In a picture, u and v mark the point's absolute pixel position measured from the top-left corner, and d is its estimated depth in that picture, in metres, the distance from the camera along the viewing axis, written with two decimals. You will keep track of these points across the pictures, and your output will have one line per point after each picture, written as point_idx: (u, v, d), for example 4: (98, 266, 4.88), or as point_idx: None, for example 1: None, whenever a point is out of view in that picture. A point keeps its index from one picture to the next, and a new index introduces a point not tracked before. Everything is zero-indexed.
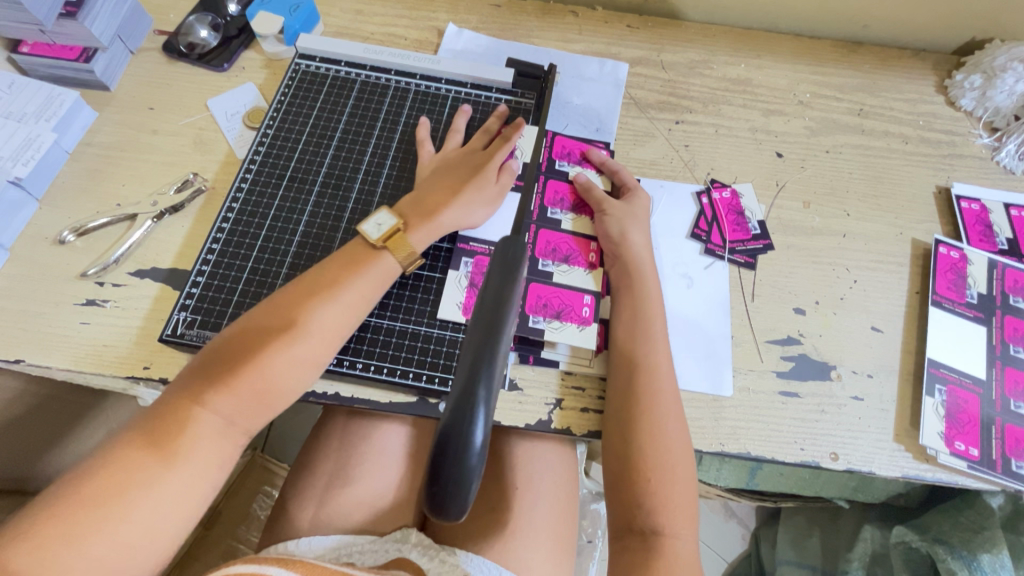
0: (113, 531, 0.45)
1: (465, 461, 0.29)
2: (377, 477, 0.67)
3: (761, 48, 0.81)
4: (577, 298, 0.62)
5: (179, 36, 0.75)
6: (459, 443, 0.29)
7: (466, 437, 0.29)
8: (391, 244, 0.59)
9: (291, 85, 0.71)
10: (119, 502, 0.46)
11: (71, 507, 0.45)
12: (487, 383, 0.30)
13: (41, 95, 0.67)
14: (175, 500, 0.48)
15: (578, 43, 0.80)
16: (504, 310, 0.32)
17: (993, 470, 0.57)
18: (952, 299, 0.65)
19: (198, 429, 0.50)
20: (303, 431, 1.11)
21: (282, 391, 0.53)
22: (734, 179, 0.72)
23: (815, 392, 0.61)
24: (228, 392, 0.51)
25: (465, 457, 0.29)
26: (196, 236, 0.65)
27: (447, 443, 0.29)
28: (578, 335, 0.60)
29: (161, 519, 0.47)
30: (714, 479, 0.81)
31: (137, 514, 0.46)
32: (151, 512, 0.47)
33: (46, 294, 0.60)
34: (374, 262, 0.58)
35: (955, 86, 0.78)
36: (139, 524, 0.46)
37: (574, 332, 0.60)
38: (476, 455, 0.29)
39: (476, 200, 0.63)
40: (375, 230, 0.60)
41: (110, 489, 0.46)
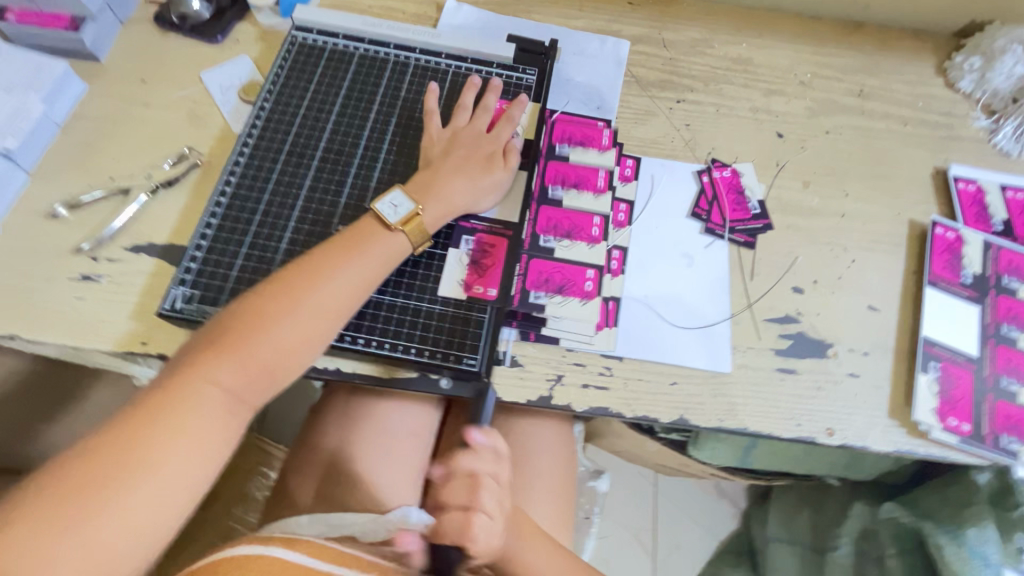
0: (120, 509, 0.45)
1: None
2: (380, 454, 0.67)
3: (762, 27, 0.81)
4: (580, 272, 0.62)
5: (171, 6, 0.73)
6: None
7: None
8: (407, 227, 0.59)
9: (287, 58, 0.70)
10: (124, 480, 0.46)
11: (73, 485, 0.44)
12: None
13: (30, 65, 0.66)
14: (178, 479, 0.48)
15: (579, 20, 0.79)
16: None
17: (984, 445, 0.59)
18: (948, 279, 0.65)
19: (205, 402, 0.50)
20: (300, 411, 1.11)
21: (289, 365, 0.54)
22: (734, 159, 0.72)
23: (811, 370, 0.62)
24: (233, 362, 0.51)
25: None
26: (193, 211, 0.64)
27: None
28: (581, 309, 0.60)
29: (167, 497, 0.47)
30: (710, 457, 0.80)
31: (143, 492, 0.46)
32: (157, 489, 0.47)
33: (39, 268, 0.59)
34: (380, 237, 0.58)
35: (955, 68, 0.78)
36: (145, 501, 0.46)
37: (576, 306, 0.60)
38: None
39: (483, 181, 0.63)
40: (392, 212, 0.59)
41: (113, 468, 0.46)
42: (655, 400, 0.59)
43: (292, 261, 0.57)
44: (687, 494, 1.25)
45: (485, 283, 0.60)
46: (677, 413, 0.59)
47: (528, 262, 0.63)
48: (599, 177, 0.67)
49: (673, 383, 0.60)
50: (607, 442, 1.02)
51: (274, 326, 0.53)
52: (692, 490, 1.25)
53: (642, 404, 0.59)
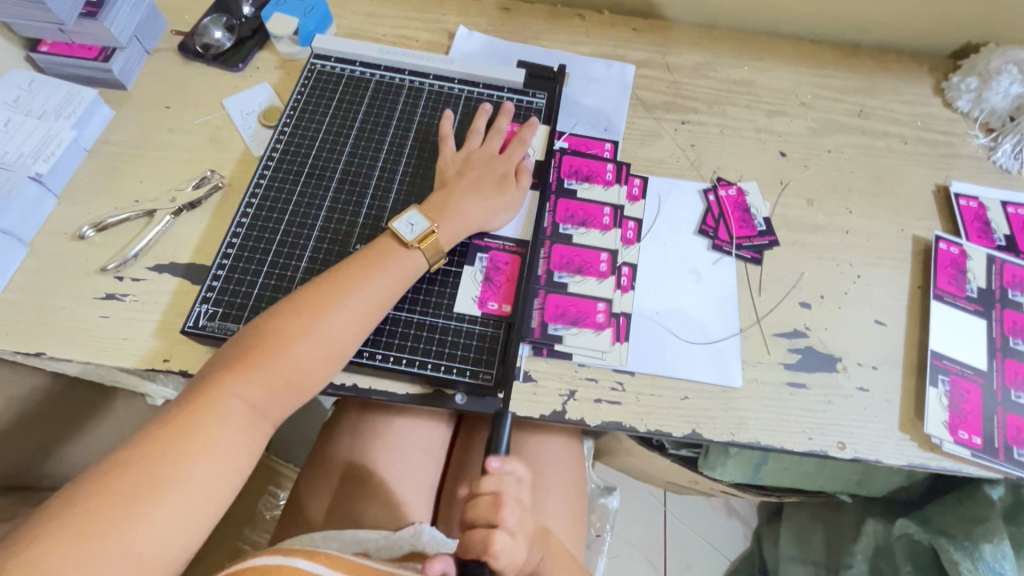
0: (148, 521, 0.46)
1: None
2: (394, 470, 0.68)
3: (762, 51, 0.83)
4: (593, 305, 0.63)
5: (195, 37, 0.76)
6: None
7: None
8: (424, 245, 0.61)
9: (306, 84, 0.72)
10: (151, 493, 0.47)
11: (103, 498, 0.45)
12: None
13: (60, 93, 0.68)
14: (205, 491, 0.49)
15: (585, 46, 0.82)
16: None
17: (996, 458, 0.59)
18: (953, 293, 0.66)
19: (230, 416, 0.52)
20: (310, 429, 1.12)
21: (310, 380, 0.55)
22: (739, 178, 0.73)
23: (821, 384, 0.62)
24: (253, 375, 0.53)
25: None
26: (215, 231, 0.66)
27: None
28: (596, 340, 0.62)
29: (191, 510, 0.48)
30: (720, 474, 0.81)
31: (169, 505, 0.47)
32: (182, 502, 0.47)
33: (66, 288, 0.61)
34: (399, 255, 0.60)
35: (952, 89, 0.80)
36: (172, 514, 0.47)
37: (591, 337, 0.62)
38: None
39: (497, 200, 0.65)
40: (408, 230, 0.61)
41: (142, 482, 0.47)
42: (667, 414, 0.60)
43: (314, 279, 0.59)
44: (697, 512, 1.24)
45: (498, 299, 0.62)
46: (689, 427, 0.60)
47: (545, 297, 0.63)
48: (605, 213, 0.68)
49: (685, 397, 0.61)
50: (616, 459, 1.02)
51: (295, 340, 0.54)
52: (702, 508, 1.24)
53: (654, 418, 0.60)
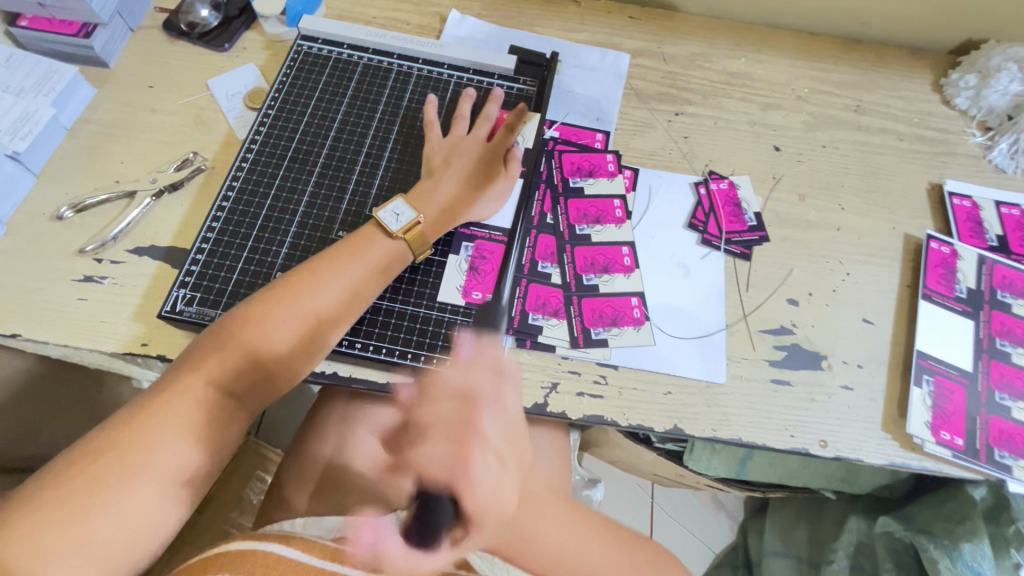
0: (124, 509, 0.46)
1: None
2: (374, 461, 0.68)
3: (761, 43, 0.82)
4: (626, 302, 0.63)
5: (180, 15, 0.74)
6: None
7: None
8: (409, 238, 0.61)
9: (292, 66, 0.71)
10: (127, 483, 0.46)
11: (79, 487, 0.45)
12: None
13: (40, 70, 0.67)
14: (182, 475, 0.49)
15: (580, 33, 0.80)
16: None
17: (977, 459, 0.59)
18: (942, 293, 0.66)
19: (201, 402, 0.51)
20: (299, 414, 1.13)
21: (288, 369, 0.54)
22: (731, 171, 0.72)
23: (805, 381, 0.62)
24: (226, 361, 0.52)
25: None
26: (196, 214, 0.65)
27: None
28: (636, 336, 0.62)
29: (167, 499, 0.48)
30: (706, 467, 0.80)
31: (143, 495, 0.47)
32: (155, 492, 0.47)
33: (43, 270, 0.60)
34: (385, 245, 0.60)
35: (950, 85, 0.79)
36: (146, 504, 0.47)
37: (632, 334, 0.62)
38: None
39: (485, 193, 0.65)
40: (393, 220, 0.61)
41: (116, 471, 0.46)
42: (649, 409, 0.60)
43: (296, 266, 0.58)
44: (683, 504, 1.25)
45: (484, 290, 0.62)
46: (672, 422, 0.59)
47: (579, 303, 0.63)
48: (616, 206, 0.68)
49: (668, 392, 0.61)
50: (603, 451, 1.04)
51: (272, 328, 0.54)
52: (688, 500, 1.25)
53: (636, 412, 0.60)
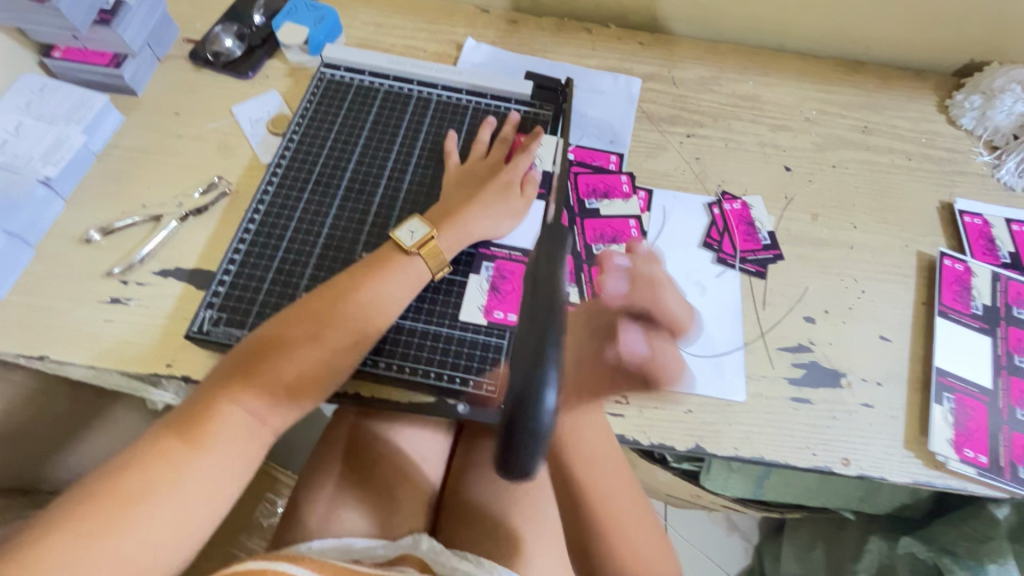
0: (149, 528, 0.46)
1: (538, 426, 0.30)
2: (392, 479, 0.68)
3: (768, 67, 0.84)
4: None
5: (206, 45, 0.77)
6: (530, 408, 0.30)
7: (540, 403, 0.30)
8: (425, 253, 0.61)
9: (315, 93, 0.73)
10: (153, 500, 0.46)
11: (103, 505, 0.45)
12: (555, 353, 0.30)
13: (72, 99, 0.69)
14: (206, 492, 0.49)
15: (592, 59, 0.83)
16: (556, 281, 0.33)
17: (1001, 477, 0.58)
18: (957, 310, 0.66)
19: (227, 424, 0.51)
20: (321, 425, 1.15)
21: (309, 390, 0.55)
22: (744, 192, 0.74)
23: (825, 399, 0.62)
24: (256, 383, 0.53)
25: (537, 420, 0.30)
26: (221, 237, 0.66)
27: (520, 408, 0.30)
28: None
29: (192, 517, 0.48)
30: (722, 487, 0.83)
31: (169, 513, 0.47)
32: (181, 510, 0.47)
33: (70, 292, 0.61)
34: (401, 264, 0.60)
35: (956, 106, 0.80)
36: (172, 521, 0.47)
37: None
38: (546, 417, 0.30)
39: (502, 212, 0.66)
40: (409, 237, 0.61)
41: (143, 488, 0.47)
42: (670, 428, 0.60)
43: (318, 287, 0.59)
44: (697, 525, 1.23)
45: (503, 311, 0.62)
46: (693, 440, 0.59)
47: None
48: (632, 226, 0.69)
49: (688, 411, 0.61)
50: None
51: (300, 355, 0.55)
52: (702, 521, 1.24)
53: (657, 431, 0.60)
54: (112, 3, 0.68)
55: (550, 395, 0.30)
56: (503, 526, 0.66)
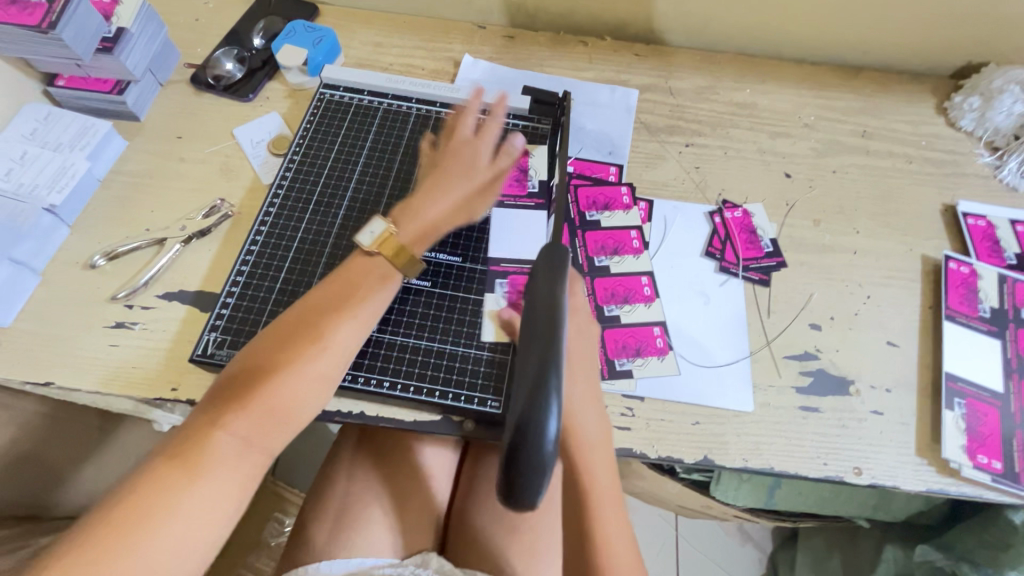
0: (139, 560, 0.44)
1: (544, 448, 0.35)
2: (400, 496, 0.68)
3: (765, 74, 0.84)
4: (649, 332, 0.64)
5: (207, 69, 0.78)
6: (535, 432, 0.34)
7: (543, 428, 0.35)
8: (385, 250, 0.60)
9: (315, 114, 0.74)
10: (142, 532, 0.44)
11: (94, 538, 0.43)
12: (557, 376, 0.35)
13: (76, 126, 0.70)
14: (200, 518, 0.47)
15: (588, 71, 0.83)
16: (558, 313, 0.38)
17: (1018, 483, 0.57)
18: (965, 313, 0.66)
19: (218, 450, 0.49)
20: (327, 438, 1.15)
21: (297, 410, 0.53)
22: (744, 200, 0.74)
23: (834, 407, 0.61)
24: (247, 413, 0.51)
25: (542, 445, 0.35)
26: (224, 259, 0.66)
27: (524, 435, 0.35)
28: (660, 366, 0.62)
29: (186, 545, 0.46)
30: (733, 498, 0.82)
31: (161, 543, 0.45)
32: (173, 539, 0.45)
33: (75, 318, 0.62)
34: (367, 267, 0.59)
35: (955, 108, 0.80)
36: (163, 552, 0.44)
37: (656, 364, 0.62)
38: (551, 442, 0.35)
39: (471, 193, 0.64)
40: (369, 238, 0.61)
41: (133, 518, 0.44)
42: (677, 440, 0.59)
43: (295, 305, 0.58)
44: (708, 535, 1.22)
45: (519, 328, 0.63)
46: (701, 453, 0.59)
47: (602, 334, 0.63)
48: (633, 237, 0.69)
49: (696, 422, 0.60)
50: (626, 482, 1.03)
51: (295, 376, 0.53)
52: (713, 531, 1.22)
53: (665, 444, 0.59)
54: (114, 31, 0.69)
55: (552, 424, 0.35)
56: (513, 543, 0.66)
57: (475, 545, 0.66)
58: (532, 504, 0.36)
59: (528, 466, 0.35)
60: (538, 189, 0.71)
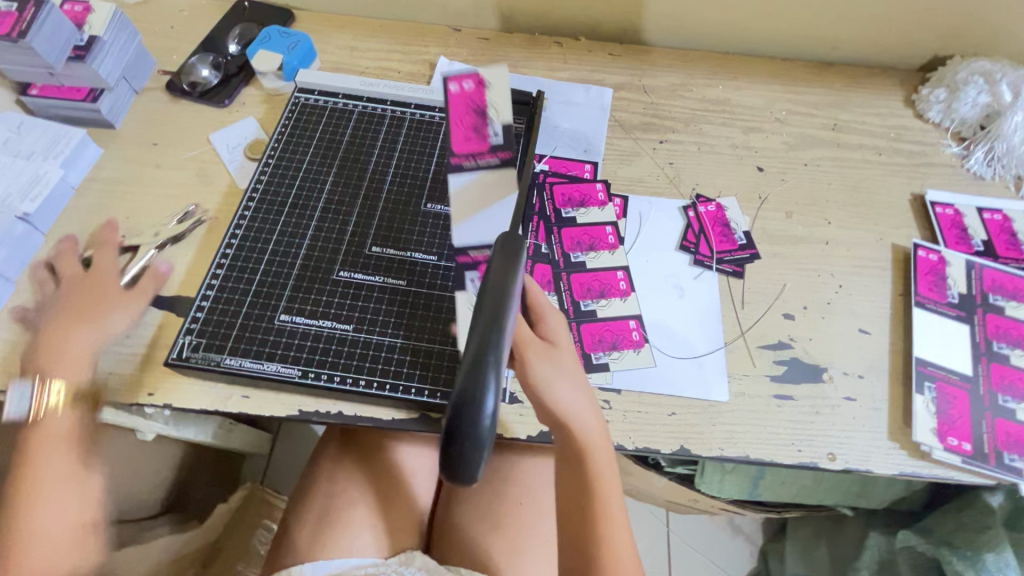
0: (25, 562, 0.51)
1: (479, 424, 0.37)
2: (385, 496, 0.68)
3: (737, 71, 0.86)
4: (625, 326, 0.65)
5: (181, 75, 0.78)
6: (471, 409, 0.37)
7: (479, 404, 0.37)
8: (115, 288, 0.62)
9: (291, 118, 0.74)
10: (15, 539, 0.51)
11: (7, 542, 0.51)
12: (494, 354, 0.38)
13: (50, 134, 0.70)
14: (50, 531, 0.52)
15: (563, 71, 0.84)
16: (505, 298, 0.40)
17: (986, 464, 0.58)
18: (934, 299, 0.67)
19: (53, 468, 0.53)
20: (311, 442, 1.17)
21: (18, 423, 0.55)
22: (718, 194, 0.75)
23: (807, 395, 0.62)
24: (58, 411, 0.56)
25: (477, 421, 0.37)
26: (200, 263, 0.66)
27: (461, 412, 0.37)
28: (636, 359, 0.63)
29: (51, 560, 0.51)
30: (717, 490, 0.83)
31: (31, 556, 0.51)
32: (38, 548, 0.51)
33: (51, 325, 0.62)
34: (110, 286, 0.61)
35: (922, 100, 0.82)
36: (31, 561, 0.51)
37: (632, 357, 0.63)
38: (485, 420, 0.37)
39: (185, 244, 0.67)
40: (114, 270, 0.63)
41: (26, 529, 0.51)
42: (654, 431, 0.60)
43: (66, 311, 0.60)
44: (699, 531, 1.22)
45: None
46: (678, 443, 0.60)
47: (579, 329, 0.64)
48: (608, 232, 0.70)
49: (672, 413, 0.61)
50: None
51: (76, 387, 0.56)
52: (704, 526, 1.23)
53: (642, 436, 0.60)
54: (86, 39, 0.69)
55: (488, 400, 0.37)
56: (498, 538, 0.66)
57: (459, 543, 0.67)
58: (473, 479, 0.38)
59: (463, 441, 0.37)
60: (501, 137, 0.64)
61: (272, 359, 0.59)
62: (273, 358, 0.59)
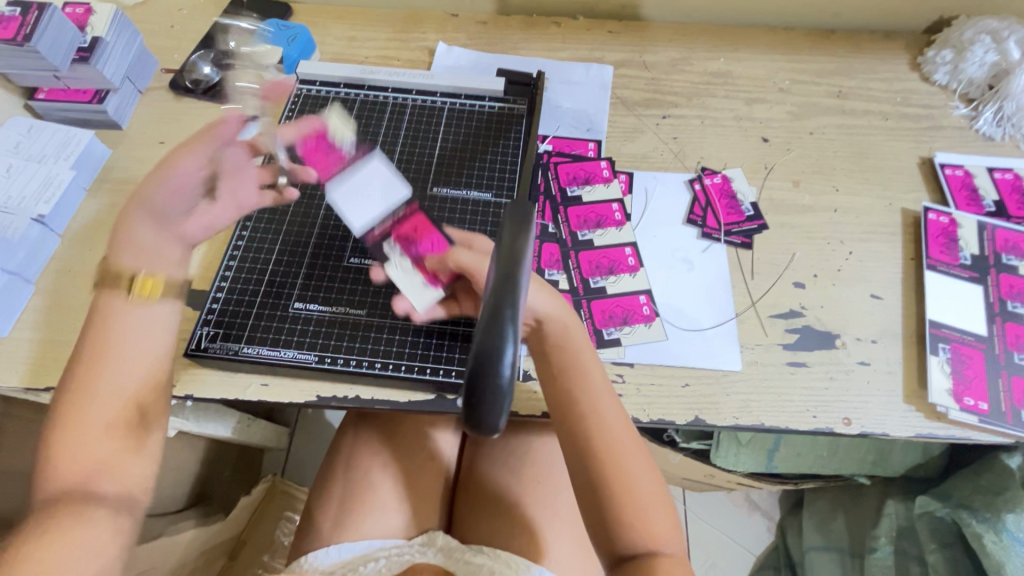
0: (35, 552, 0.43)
1: (498, 379, 0.33)
2: (404, 477, 0.69)
3: (736, 43, 0.85)
4: (635, 301, 0.65)
5: (184, 74, 0.79)
6: (491, 363, 0.33)
7: (498, 357, 0.33)
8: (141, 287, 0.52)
9: (295, 109, 0.75)
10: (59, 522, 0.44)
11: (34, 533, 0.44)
12: (511, 303, 0.34)
13: (59, 137, 0.71)
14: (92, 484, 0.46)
15: (562, 51, 0.84)
16: (518, 257, 0.36)
17: (1004, 422, 0.58)
18: (946, 262, 0.66)
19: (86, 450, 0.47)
20: (328, 434, 1.19)
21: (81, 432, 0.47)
22: (723, 166, 0.74)
23: (821, 361, 0.62)
24: None
25: (497, 375, 0.33)
26: (212, 258, 0.67)
27: (481, 365, 0.33)
28: (647, 333, 0.63)
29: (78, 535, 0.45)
30: (734, 465, 0.83)
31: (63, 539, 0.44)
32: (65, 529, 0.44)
33: (73, 323, 0.63)
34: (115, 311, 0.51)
35: (927, 62, 0.81)
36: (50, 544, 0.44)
37: (643, 331, 0.63)
38: (507, 372, 0.33)
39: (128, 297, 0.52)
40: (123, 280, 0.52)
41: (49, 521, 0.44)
42: (668, 403, 0.60)
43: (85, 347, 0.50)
44: (716, 509, 1.22)
45: (431, 248, 0.62)
46: (692, 413, 0.60)
47: (589, 306, 0.64)
48: (615, 209, 0.70)
49: (685, 385, 0.61)
50: None
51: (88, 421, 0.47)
52: (722, 505, 1.23)
53: (657, 408, 0.60)
54: (89, 40, 0.69)
55: (509, 351, 0.33)
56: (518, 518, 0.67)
57: (479, 516, 0.68)
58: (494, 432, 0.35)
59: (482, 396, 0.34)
60: None
61: (289, 346, 0.60)
62: (290, 345, 0.60)
